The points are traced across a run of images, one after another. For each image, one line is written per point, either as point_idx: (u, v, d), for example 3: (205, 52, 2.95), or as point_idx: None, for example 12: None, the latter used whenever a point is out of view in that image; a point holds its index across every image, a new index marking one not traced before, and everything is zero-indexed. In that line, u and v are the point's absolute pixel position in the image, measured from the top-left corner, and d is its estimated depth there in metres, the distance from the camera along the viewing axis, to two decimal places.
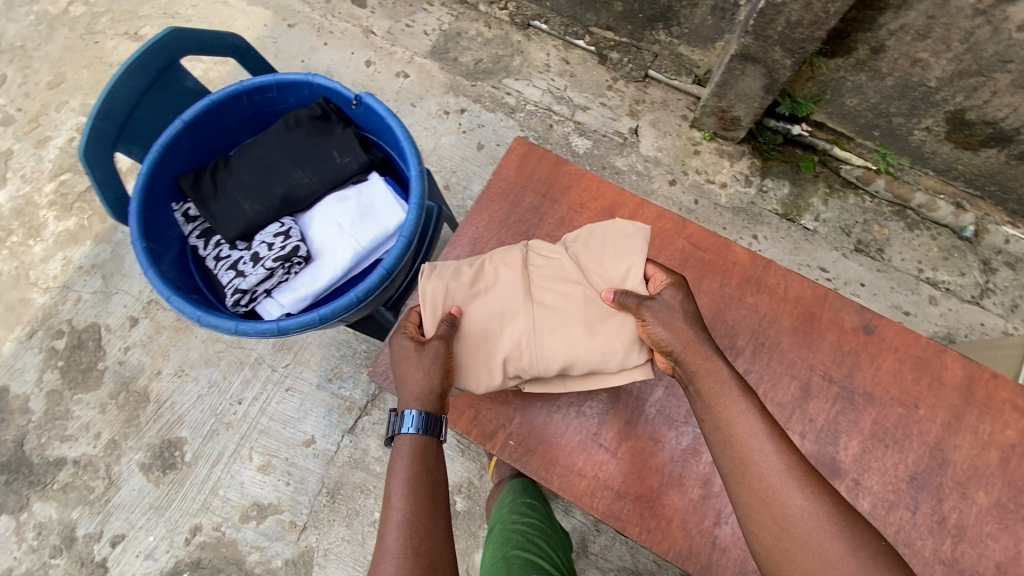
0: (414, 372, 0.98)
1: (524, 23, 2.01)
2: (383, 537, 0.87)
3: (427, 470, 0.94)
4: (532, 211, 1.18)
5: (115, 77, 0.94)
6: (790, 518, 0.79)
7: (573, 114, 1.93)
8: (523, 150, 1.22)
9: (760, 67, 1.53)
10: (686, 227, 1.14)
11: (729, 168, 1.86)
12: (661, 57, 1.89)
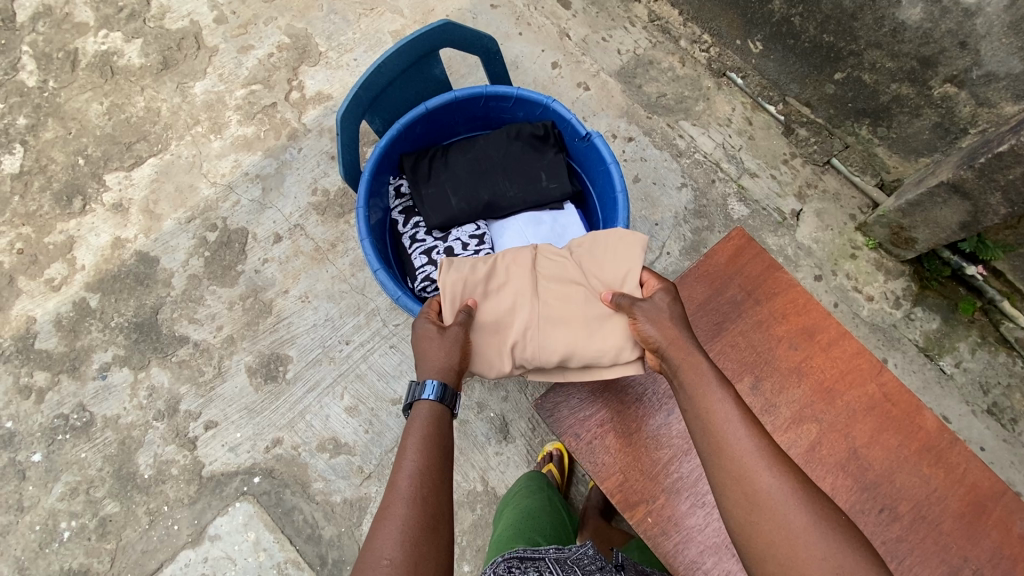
0: (444, 345, 1.09)
1: (720, 72, 1.97)
2: (392, 493, 0.91)
3: (439, 433, 0.99)
4: (732, 305, 1.12)
5: (388, 53, 1.02)
6: (763, 497, 0.85)
7: (739, 176, 1.89)
8: (740, 242, 1.16)
9: (968, 204, 1.46)
10: (884, 374, 1.07)
11: (881, 282, 1.79)
12: (851, 150, 1.81)
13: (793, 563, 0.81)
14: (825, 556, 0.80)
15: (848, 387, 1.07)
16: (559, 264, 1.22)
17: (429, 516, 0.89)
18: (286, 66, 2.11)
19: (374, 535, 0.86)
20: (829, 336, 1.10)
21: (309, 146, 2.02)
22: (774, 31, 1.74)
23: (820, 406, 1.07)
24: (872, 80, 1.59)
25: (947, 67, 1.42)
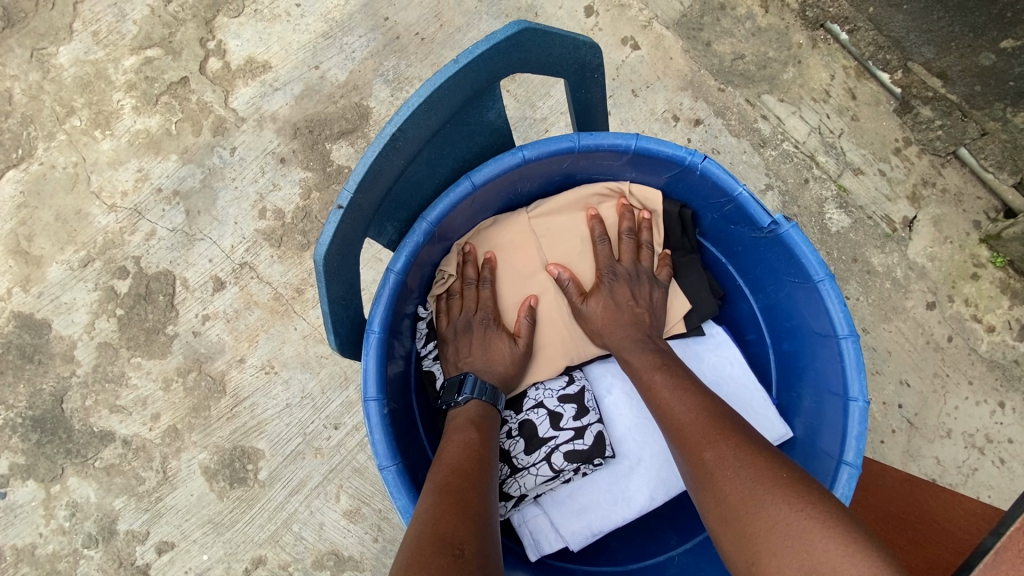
0: (494, 349, 0.92)
1: (817, 22, 1.44)
2: (433, 504, 0.67)
3: (472, 432, 0.83)
4: None
5: (413, 106, 0.66)
6: (707, 467, 0.73)
7: (839, 173, 1.43)
8: None
9: None
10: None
11: (1007, 309, 1.43)
12: (990, 139, 1.38)
13: (752, 548, 0.64)
14: (781, 531, 0.63)
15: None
16: (558, 236, 0.99)
17: (473, 525, 0.66)
18: (194, 17, 1.43)
19: (410, 553, 0.60)
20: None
21: (246, 145, 1.41)
22: None
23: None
24: None
25: None
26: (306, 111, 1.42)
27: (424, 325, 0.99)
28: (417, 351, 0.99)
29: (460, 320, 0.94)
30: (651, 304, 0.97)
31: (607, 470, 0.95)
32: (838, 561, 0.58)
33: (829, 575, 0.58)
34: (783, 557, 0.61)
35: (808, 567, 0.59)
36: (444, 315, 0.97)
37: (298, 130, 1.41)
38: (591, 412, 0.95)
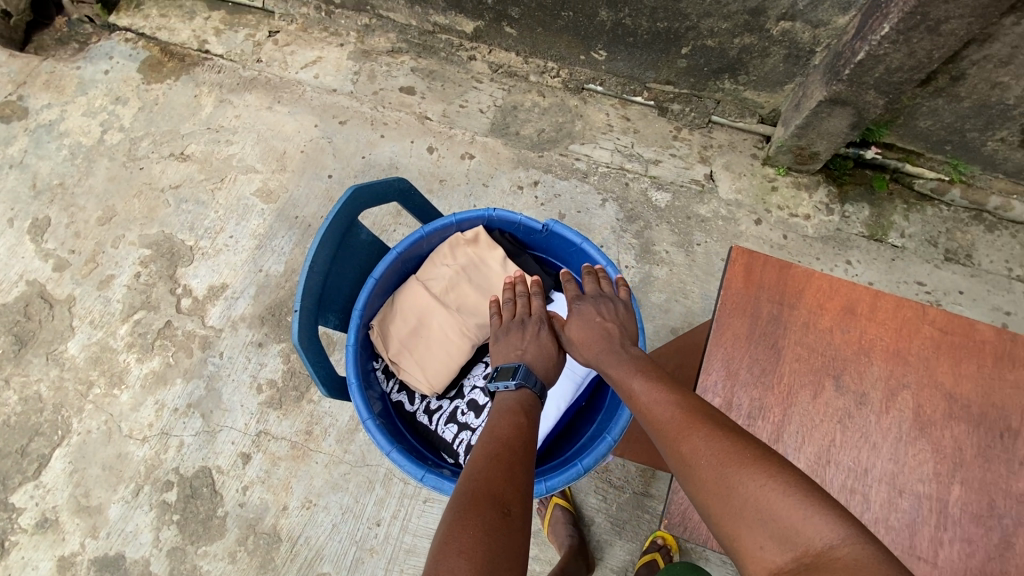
0: (542, 343, 1.18)
1: (579, 87, 2.05)
2: (486, 474, 0.90)
3: (523, 415, 1.06)
4: (775, 321, 0.88)
5: (314, 250, 1.03)
6: (688, 459, 0.82)
7: (646, 169, 1.96)
8: (745, 260, 0.92)
9: (849, 108, 1.59)
10: (978, 325, 0.89)
11: (809, 199, 1.90)
12: (724, 103, 1.94)
13: (733, 523, 0.74)
14: (753, 506, 0.73)
15: (964, 364, 0.86)
16: (437, 278, 1.30)
17: (516, 492, 0.87)
18: (161, 278, 1.90)
19: (467, 503, 0.84)
20: (888, 305, 0.89)
21: (228, 346, 1.80)
22: (612, 37, 1.82)
23: (959, 415, 0.84)
24: (721, 42, 1.69)
25: (774, 10, 1.53)
26: (264, 303, 1.85)
27: (382, 370, 1.30)
28: (386, 390, 1.30)
29: (514, 323, 1.21)
30: (616, 317, 1.17)
31: None
32: (800, 520, 0.69)
33: (794, 534, 0.69)
34: (758, 528, 0.71)
35: (779, 530, 0.70)
36: (501, 318, 1.22)
37: (264, 318, 1.83)
38: None
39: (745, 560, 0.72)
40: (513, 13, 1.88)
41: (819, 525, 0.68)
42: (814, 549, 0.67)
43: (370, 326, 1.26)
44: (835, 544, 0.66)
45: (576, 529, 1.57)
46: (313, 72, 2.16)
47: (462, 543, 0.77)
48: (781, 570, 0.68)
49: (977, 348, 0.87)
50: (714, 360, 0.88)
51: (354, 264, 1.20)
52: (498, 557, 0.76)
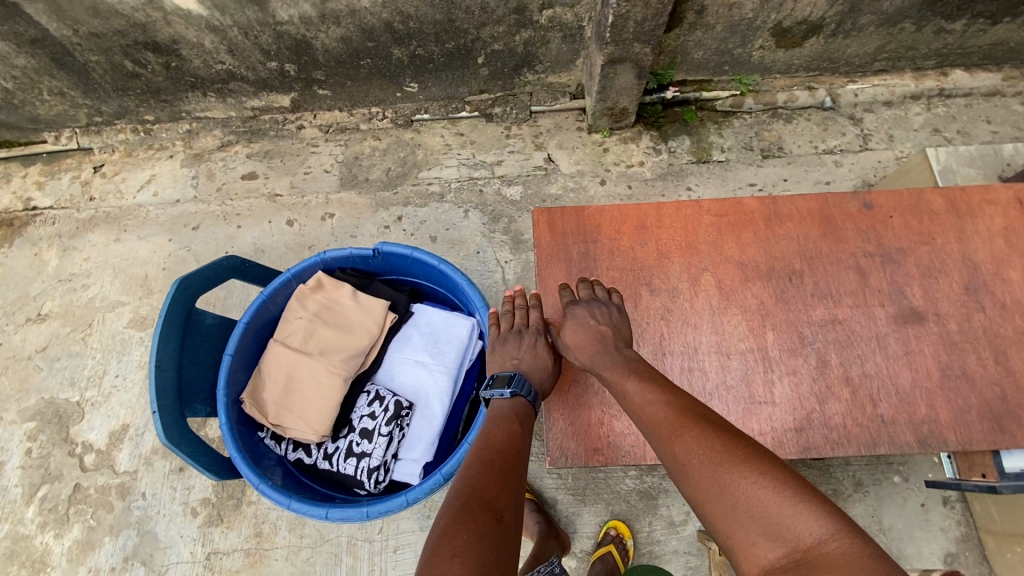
0: (536, 352, 1.08)
1: (408, 120, 2.18)
2: (482, 481, 0.86)
3: (517, 422, 1.00)
4: (584, 258, 1.03)
5: (154, 349, 1.03)
6: (681, 460, 0.80)
7: (493, 171, 2.12)
8: (546, 217, 1.06)
9: (629, 63, 1.82)
10: (746, 198, 1.05)
11: (637, 148, 2.13)
12: (536, 92, 2.15)
13: (726, 521, 0.74)
14: (744, 505, 0.72)
15: (743, 234, 1.02)
16: (292, 331, 1.28)
17: (511, 499, 0.84)
18: (55, 445, 1.80)
19: (462, 507, 0.80)
20: (670, 210, 1.04)
21: (149, 483, 1.73)
22: (415, 68, 1.99)
23: (753, 275, 0.99)
24: (505, 45, 1.90)
25: (533, 3, 1.72)
26: None
27: (270, 437, 1.28)
28: (280, 453, 1.28)
29: (510, 333, 1.12)
30: (615, 318, 0.96)
31: (418, 410, 1.27)
32: (790, 516, 0.69)
33: (784, 530, 0.69)
34: (750, 525, 0.71)
35: (771, 527, 0.70)
36: (498, 328, 1.16)
37: None
38: (383, 393, 1.26)
39: (737, 554, 0.72)
40: (318, 75, 2.01)
41: (809, 521, 0.68)
42: (804, 544, 0.67)
43: (241, 401, 1.24)
44: (823, 539, 0.66)
45: (542, 514, 1.63)
46: (150, 190, 2.15)
47: (454, 545, 0.74)
48: (772, 566, 0.68)
49: (749, 217, 1.03)
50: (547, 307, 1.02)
51: (205, 350, 1.20)
52: (493, 561, 0.73)
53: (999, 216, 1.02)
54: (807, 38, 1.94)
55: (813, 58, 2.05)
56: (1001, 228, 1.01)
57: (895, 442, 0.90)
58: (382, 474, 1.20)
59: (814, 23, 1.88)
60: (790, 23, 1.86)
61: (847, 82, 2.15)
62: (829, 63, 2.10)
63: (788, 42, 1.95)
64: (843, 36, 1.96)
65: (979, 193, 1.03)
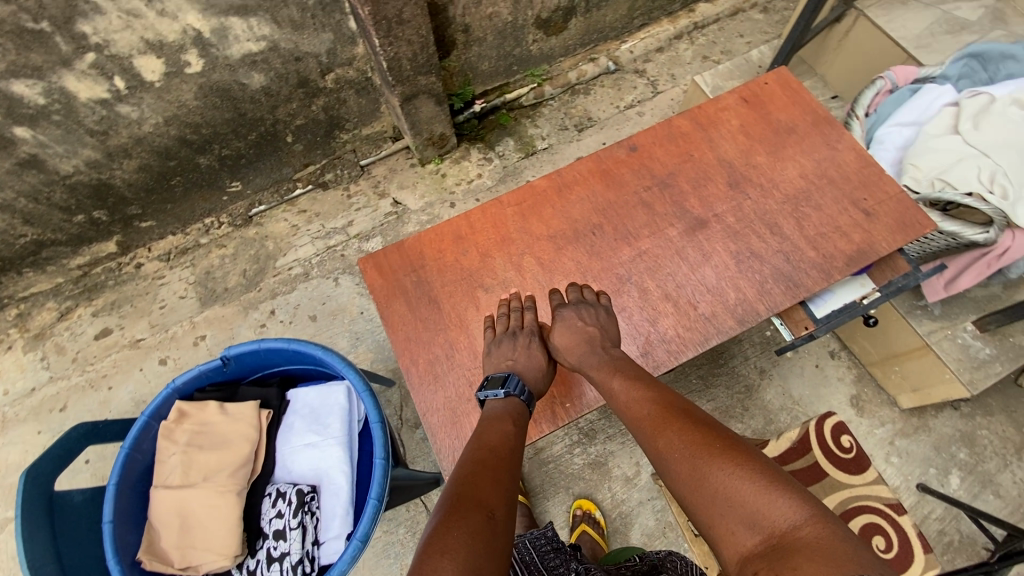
0: (532, 354, 0.97)
1: (246, 216, 2.17)
2: (473, 481, 0.74)
3: (510, 422, 0.87)
4: (418, 285, 1.09)
5: (20, 553, 0.98)
6: (663, 451, 0.78)
7: (348, 233, 2.16)
8: (371, 263, 1.11)
9: (429, 95, 1.99)
10: (536, 181, 1.20)
11: (472, 162, 2.29)
12: (359, 147, 2.24)
13: (706, 513, 0.70)
14: (722, 496, 0.69)
15: (543, 211, 1.15)
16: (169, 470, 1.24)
17: (505, 500, 0.72)
18: None
19: (450, 507, 0.69)
20: (477, 214, 1.15)
21: None
22: (230, 168, 2.03)
23: (563, 241, 1.13)
24: (307, 117, 1.99)
25: (314, 71, 1.84)
26: None
27: None
28: None
29: (507, 335, 0.98)
30: (602, 321, 1.00)
31: (324, 490, 1.28)
32: (766, 503, 0.66)
33: (761, 518, 0.65)
34: (728, 514, 0.68)
35: (747, 515, 0.66)
36: (493, 329, 1.01)
37: None
38: (283, 489, 1.26)
39: (719, 547, 0.68)
40: (136, 209, 1.99)
41: (784, 507, 0.65)
42: (780, 530, 0.63)
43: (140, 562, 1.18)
44: (798, 525, 0.63)
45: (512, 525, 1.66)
46: None
47: (445, 543, 0.63)
48: (750, 553, 0.64)
49: (544, 195, 1.17)
50: (401, 341, 1.05)
51: (84, 527, 1.15)
52: (486, 568, 0.62)
53: (733, 116, 1.22)
54: (567, 22, 2.22)
55: (581, 35, 2.34)
56: (737, 126, 1.21)
57: (719, 329, 1.04)
58: (309, 564, 1.21)
59: (566, 8, 2.15)
60: (547, 15, 2.13)
61: (619, 44, 2.46)
62: (597, 35, 2.39)
63: (554, 29, 2.22)
64: (596, 9, 2.24)
65: (711, 105, 1.23)
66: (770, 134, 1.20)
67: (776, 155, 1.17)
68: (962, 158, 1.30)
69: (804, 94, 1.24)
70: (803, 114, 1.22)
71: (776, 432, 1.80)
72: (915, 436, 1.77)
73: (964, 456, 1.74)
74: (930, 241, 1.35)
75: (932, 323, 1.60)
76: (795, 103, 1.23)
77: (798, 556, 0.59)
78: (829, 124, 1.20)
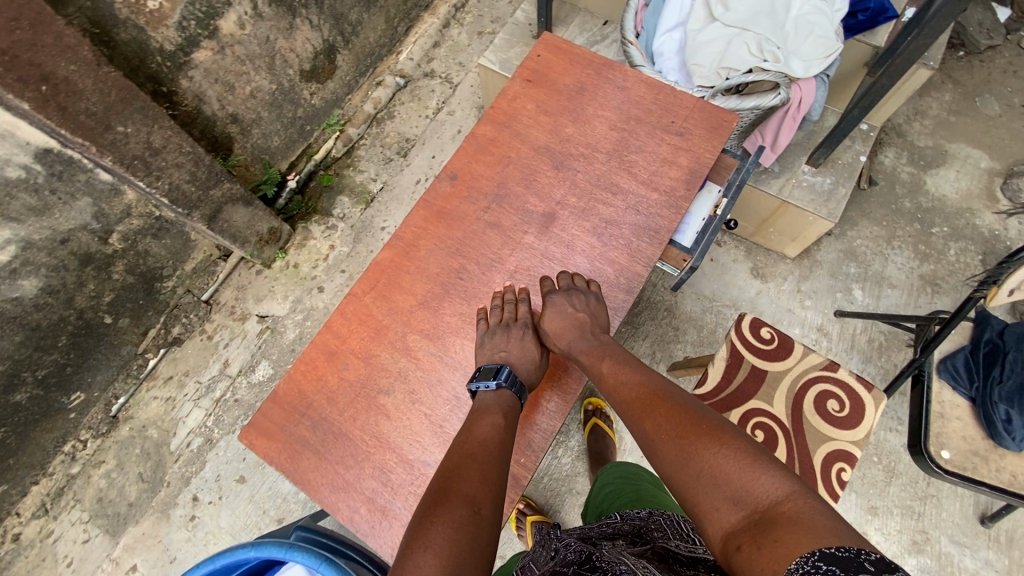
0: (524, 345, 0.95)
1: (110, 418, 1.91)
2: (464, 477, 0.71)
3: (499, 415, 0.85)
4: (316, 429, 0.96)
5: None
6: (653, 429, 0.80)
7: (230, 375, 1.96)
8: (254, 432, 0.97)
9: (239, 200, 1.80)
10: (379, 255, 1.10)
11: (318, 237, 2.13)
12: (193, 285, 2.01)
13: (691, 489, 0.71)
14: (708, 473, 0.70)
15: (402, 282, 1.06)
16: None
17: (495, 496, 0.70)
18: None
19: (437, 499, 0.67)
20: (337, 320, 1.04)
21: None
22: (58, 383, 1.75)
23: (437, 300, 1.04)
24: (115, 288, 1.75)
25: (94, 242, 1.62)
26: None
27: None
28: None
29: (500, 326, 0.97)
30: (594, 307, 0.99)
31: None
32: (753, 480, 0.67)
33: (746, 494, 0.66)
34: (713, 491, 0.69)
35: (733, 492, 0.67)
36: (487, 322, 0.99)
37: None
38: None
39: (700, 522, 0.69)
40: None
41: (767, 483, 0.66)
42: (763, 504, 0.64)
43: None
44: (781, 499, 0.64)
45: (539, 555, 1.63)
46: None
47: (433, 537, 0.61)
48: (733, 529, 0.65)
49: (394, 265, 1.07)
50: (329, 496, 0.93)
51: None
52: (472, 563, 0.59)
53: (527, 101, 1.20)
54: (334, 60, 2.09)
55: (355, 65, 2.22)
56: (534, 109, 1.19)
57: (616, 306, 1.04)
58: None
59: (326, 48, 2.03)
60: (311, 64, 1.99)
61: (396, 57, 2.38)
62: (370, 58, 2.29)
63: (326, 72, 2.09)
64: (355, 36, 2.14)
65: (501, 101, 1.21)
66: (565, 103, 1.20)
67: (581, 120, 1.18)
68: (730, 40, 1.37)
69: (575, 50, 1.24)
70: (585, 68, 1.22)
71: (710, 334, 1.90)
72: (812, 274, 1.93)
73: (855, 270, 1.93)
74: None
75: (779, 179, 1.73)
76: (572, 63, 1.23)
77: (780, 528, 0.60)
78: (610, 68, 1.22)
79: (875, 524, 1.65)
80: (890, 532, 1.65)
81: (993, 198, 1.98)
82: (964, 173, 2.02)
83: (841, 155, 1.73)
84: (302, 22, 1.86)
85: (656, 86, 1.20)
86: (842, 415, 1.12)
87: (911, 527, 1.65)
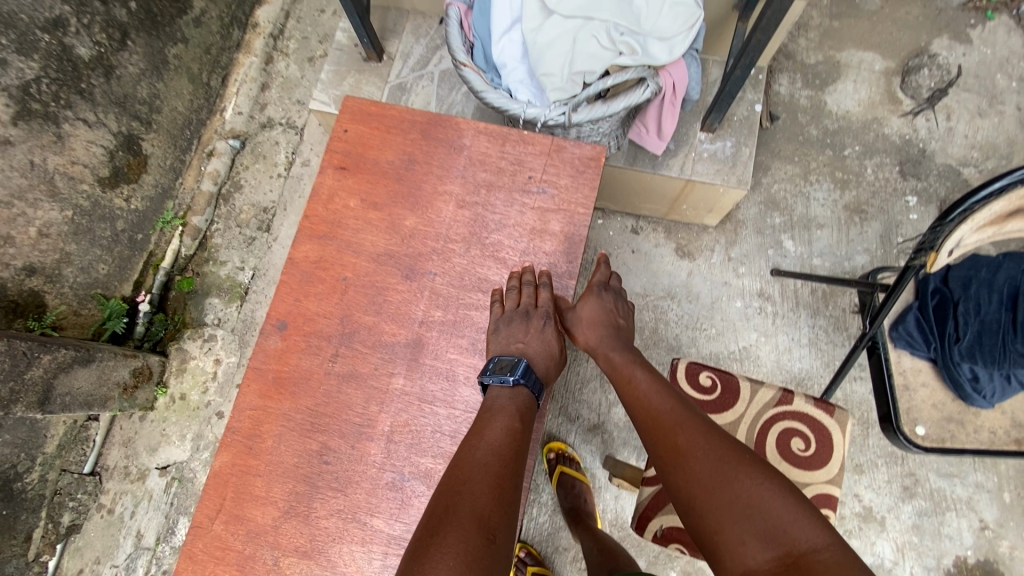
0: (542, 337, 0.87)
1: None
2: (471, 498, 0.70)
3: (517, 420, 0.80)
4: None
5: None
6: (686, 450, 0.83)
7: (147, 546, 1.69)
8: None
9: (77, 360, 1.48)
10: (216, 462, 0.86)
11: (197, 355, 1.81)
12: (67, 462, 1.68)
13: (721, 518, 0.77)
14: (746, 504, 0.76)
15: (255, 490, 0.83)
16: None
17: (508, 516, 0.70)
18: None
19: (444, 523, 0.67)
20: (185, 569, 0.81)
21: None
22: None
23: (305, 502, 0.83)
24: None
25: None
26: None
27: None
28: None
29: (519, 312, 0.87)
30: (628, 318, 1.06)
31: None
32: (789, 520, 0.74)
33: (782, 534, 0.73)
34: (745, 525, 0.75)
35: (768, 530, 0.74)
36: (501, 305, 0.89)
37: None
38: None
39: (726, 553, 0.75)
40: None
41: (805, 531, 0.73)
42: (797, 551, 0.72)
43: None
44: (817, 548, 0.71)
45: None
46: None
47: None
48: (763, 566, 0.72)
49: (238, 472, 0.84)
50: None
51: None
52: None
53: (351, 198, 0.97)
54: (139, 151, 1.71)
55: (172, 143, 1.84)
56: (362, 207, 0.96)
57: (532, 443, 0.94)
58: None
59: (123, 141, 1.65)
60: (109, 168, 1.62)
61: (220, 116, 1.97)
62: (187, 128, 1.89)
63: (136, 166, 1.71)
64: (156, 113, 1.75)
65: (317, 208, 0.96)
66: (395, 189, 0.97)
67: (421, 207, 0.96)
68: (575, 35, 1.14)
69: (387, 113, 1.01)
70: (408, 138, 0.99)
71: (654, 334, 1.72)
72: (740, 237, 1.78)
73: (780, 219, 1.78)
74: (599, 131, 1.19)
75: (677, 158, 1.52)
76: (387, 131, 1.00)
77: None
78: (438, 125, 1.00)
79: (864, 483, 1.59)
80: (880, 485, 1.59)
81: (896, 101, 1.86)
82: (862, 81, 1.88)
83: (736, 111, 1.54)
84: (73, 125, 1.51)
85: (498, 139, 0.99)
86: (808, 454, 1.02)
87: (899, 473, 1.59)
